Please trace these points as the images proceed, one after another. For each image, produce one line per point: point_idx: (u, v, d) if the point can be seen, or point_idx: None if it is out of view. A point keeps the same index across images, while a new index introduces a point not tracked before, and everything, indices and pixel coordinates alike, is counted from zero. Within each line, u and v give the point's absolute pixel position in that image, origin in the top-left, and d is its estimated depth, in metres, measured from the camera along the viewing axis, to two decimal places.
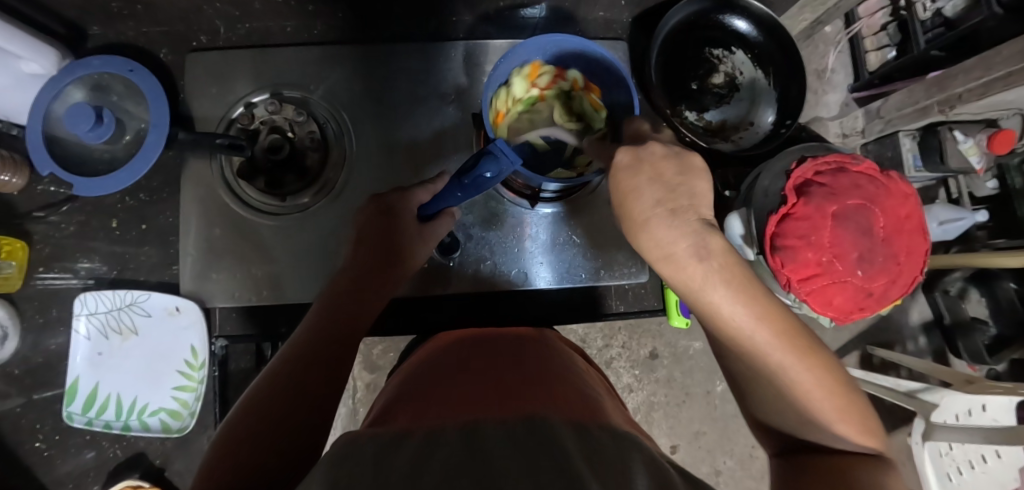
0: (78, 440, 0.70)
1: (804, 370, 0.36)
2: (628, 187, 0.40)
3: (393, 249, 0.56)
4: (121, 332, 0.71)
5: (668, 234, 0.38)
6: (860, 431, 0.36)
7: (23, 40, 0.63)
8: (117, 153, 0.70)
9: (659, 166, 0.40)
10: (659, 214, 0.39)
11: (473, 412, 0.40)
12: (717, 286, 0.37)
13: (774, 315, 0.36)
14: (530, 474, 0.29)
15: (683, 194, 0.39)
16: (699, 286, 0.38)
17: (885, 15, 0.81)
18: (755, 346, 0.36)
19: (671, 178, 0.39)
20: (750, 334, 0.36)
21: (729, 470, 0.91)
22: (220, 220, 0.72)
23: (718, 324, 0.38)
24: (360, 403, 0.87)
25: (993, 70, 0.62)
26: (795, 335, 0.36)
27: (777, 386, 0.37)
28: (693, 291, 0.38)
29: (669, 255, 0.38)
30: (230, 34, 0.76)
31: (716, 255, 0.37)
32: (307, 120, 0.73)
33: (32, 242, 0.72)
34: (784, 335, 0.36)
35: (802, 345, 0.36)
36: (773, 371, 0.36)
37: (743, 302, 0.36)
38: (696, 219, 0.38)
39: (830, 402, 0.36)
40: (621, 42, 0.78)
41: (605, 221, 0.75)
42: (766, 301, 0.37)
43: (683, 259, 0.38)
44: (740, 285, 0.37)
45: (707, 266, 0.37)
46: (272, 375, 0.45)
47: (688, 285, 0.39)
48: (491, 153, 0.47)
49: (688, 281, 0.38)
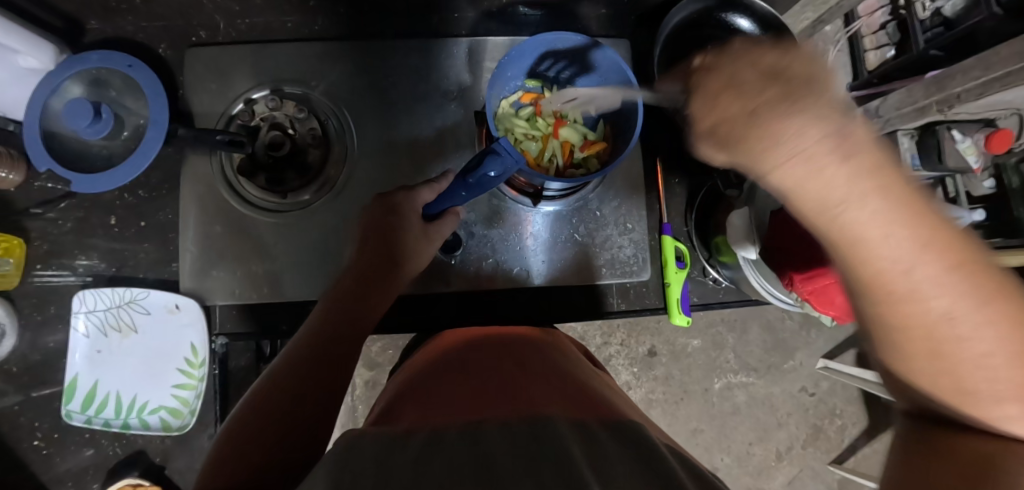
0: (78, 438, 0.70)
1: (974, 320, 0.28)
2: (728, 76, 0.30)
3: (396, 248, 0.55)
4: (121, 329, 0.70)
5: (794, 126, 0.27)
6: None
7: (19, 34, 0.62)
8: (116, 149, 0.69)
9: (753, 56, 0.30)
10: (770, 107, 0.27)
11: (476, 413, 0.40)
12: (870, 202, 0.27)
13: (939, 238, 0.27)
14: (532, 475, 0.29)
15: (797, 78, 0.28)
16: (839, 203, 0.27)
17: (884, 14, 0.81)
18: (901, 286, 0.28)
19: (768, 63, 0.29)
20: (899, 273, 0.27)
21: (727, 466, 0.92)
22: (221, 217, 0.71)
23: (857, 256, 0.28)
24: (359, 400, 0.87)
25: (991, 70, 0.62)
26: (976, 272, 0.27)
27: (932, 347, 0.29)
28: (824, 210, 0.28)
29: (796, 154, 0.27)
30: (229, 30, 0.75)
31: (864, 153, 0.27)
32: (308, 116, 0.72)
33: (30, 239, 0.72)
34: (956, 275, 0.27)
35: (979, 285, 0.27)
36: (929, 323, 0.28)
37: (904, 227, 0.27)
38: (833, 100, 0.27)
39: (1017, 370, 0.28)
40: (623, 40, 0.77)
41: (608, 218, 0.75)
42: (931, 220, 0.27)
43: (823, 167, 0.27)
44: (904, 205, 0.27)
45: (848, 173, 0.26)
46: (279, 372, 0.45)
47: (825, 206, 0.28)
48: (494, 151, 0.47)
49: (823, 198, 0.27)
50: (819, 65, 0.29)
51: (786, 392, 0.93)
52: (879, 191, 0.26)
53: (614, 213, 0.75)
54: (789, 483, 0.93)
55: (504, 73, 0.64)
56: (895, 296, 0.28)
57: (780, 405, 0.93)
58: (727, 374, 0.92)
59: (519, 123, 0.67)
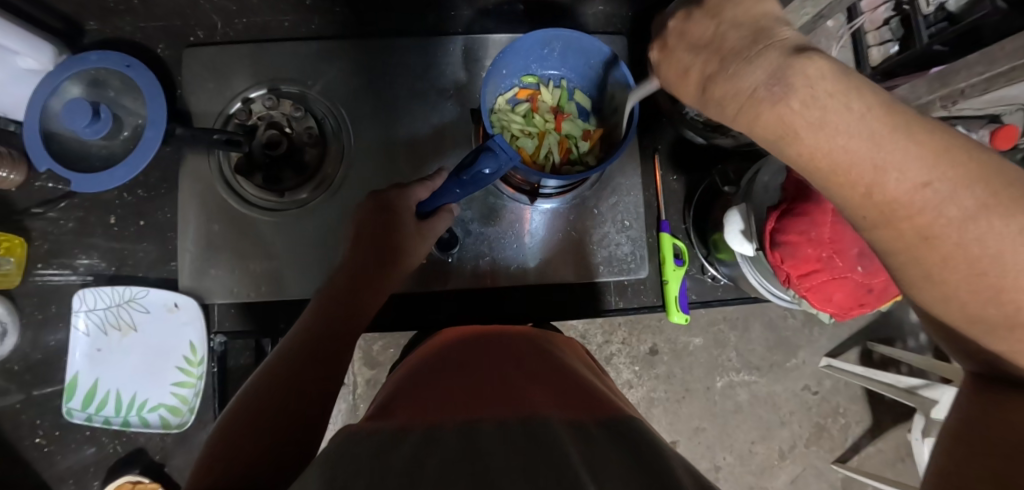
0: (79, 436, 0.70)
1: (959, 214, 0.27)
2: (694, 63, 0.36)
3: (392, 246, 0.56)
4: (120, 328, 0.71)
5: (733, 74, 0.32)
6: None
7: (18, 35, 0.63)
8: (115, 149, 0.70)
9: (693, 35, 0.36)
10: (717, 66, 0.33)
11: (471, 412, 0.40)
12: (840, 122, 0.28)
13: (906, 139, 0.27)
14: (527, 475, 0.29)
15: (752, 40, 0.32)
16: (792, 132, 0.30)
17: (888, 10, 0.81)
18: (877, 197, 0.28)
19: (705, 35, 0.35)
20: (871, 182, 0.28)
21: (728, 465, 0.91)
22: (219, 216, 0.72)
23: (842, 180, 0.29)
24: (360, 399, 0.87)
25: (994, 65, 0.61)
26: (953, 165, 0.27)
27: (928, 257, 0.28)
28: (784, 138, 0.30)
29: (755, 100, 0.30)
30: (227, 29, 0.75)
31: (805, 77, 0.29)
32: (305, 115, 0.72)
33: (31, 239, 0.72)
34: (927, 175, 0.27)
35: (956, 178, 0.27)
36: (913, 232, 0.28)
37: (860, 137, 0.28)
38: (784, 46, 0.31)
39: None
40: (621, 37, 0.77)
41: (605, 215, 0.75)
42: (892, 123, 0.27)
43: (760, 103, 0.30)
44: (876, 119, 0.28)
45: (791, 100, 0.29)
46: (274, 368, 0.46)
47: (782, 136, 0.30)
48: (489, 149, 0.47)
49: (778, 128, 0.30)
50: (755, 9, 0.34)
51: (788, 390, 0.92)
52: (825, 112, 0.28)
53: (612, 210, 0.75)
54: (791, 482, 0.92)
55: (507, 68, 0.66)
56: (872, 207, 0.29)
57: (782, 403, 0.92)
58: (728, 372, 0.92)
59: (517, 120, 0.67)
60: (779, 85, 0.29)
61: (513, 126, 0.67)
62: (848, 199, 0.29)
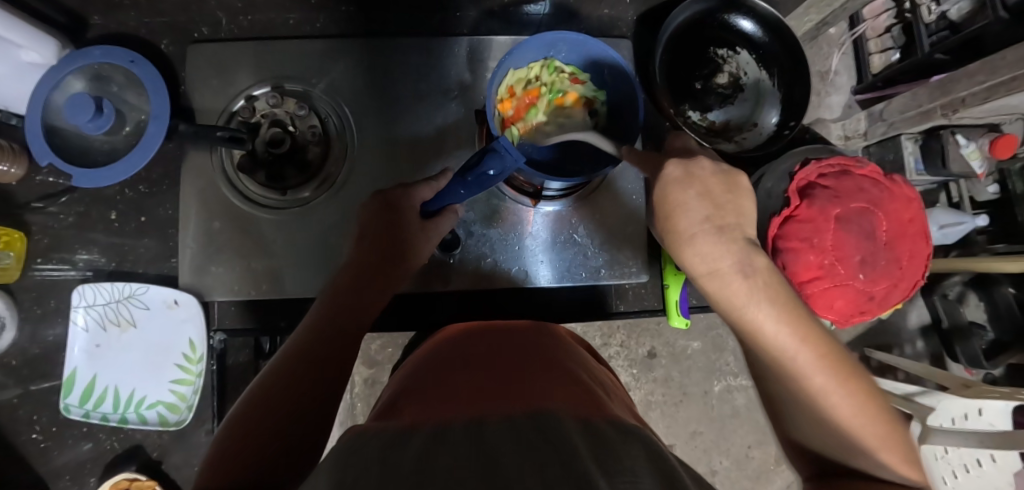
0: (76, 432, 0.70)
1: (847, 398, 0.37)
2: (677, 201, 0.41)
3: (394, 245, 0.55)
4: (120, 324, 0.71)
5: (707, 245, 0.40)
6: (900, 460, 0.37)
7: (23, 29, 0.63)
8: (118, 144, 0.69)
9: (705, 180, 0.42)
10: (707, 230, 0.40)
11: (477, 410, 0.40)
12: (763, 303, 0.39)
13: (811, 335, 0.38)
14: (539, 469, 0.29)
15: (730, 213, 0.41)
16: (742, 303, 0.39)
17: (890, 17, 0.81)
18: (797, 366, 0.38)
19: (718, 194, 0.42)
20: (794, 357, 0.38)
21: (726, 470, 0.92)
22: (221, 213, 0.71)
23: (762, 346, 0.39)
24: (358, 398, 0.87)
25: (996, 74, 0.62)
26: (836, 360, 0.38)
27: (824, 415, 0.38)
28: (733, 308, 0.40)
29: (714, 271, 0.40)
30: (232, 26, 0.75)
31: (760, 268, 0.40)
32: (309, 113, 0.72)
33: (31, 233, 0.72)
34: (826, 364, 0.37)
35: (844, 371, 0.38)
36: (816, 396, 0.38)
37: (784, 325, 0.38)
38: (741, 236, 0.41)
39: (872, 428, 0.37)
40: (625, 40, 0.77)
41: (608, 217, 0.75)
42: (802, 317, 0.39)
43: (730, 276, 0.40)
44: (783, 304, 0.39)
45: (753, 282, 0.39)
46: (280, 367, 0.46)
47: (732, 302, 0.40)
48: (493, 150, 0.46)
49: (731, 296, 0.40)
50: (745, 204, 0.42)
51: None
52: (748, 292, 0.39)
53: (615, 212, 0.75)
54: (787, 486, 0.92)
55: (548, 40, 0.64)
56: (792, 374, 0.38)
57: None
58: (727, 376, 0.92)
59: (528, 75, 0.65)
60: (749, 270, 0.39)
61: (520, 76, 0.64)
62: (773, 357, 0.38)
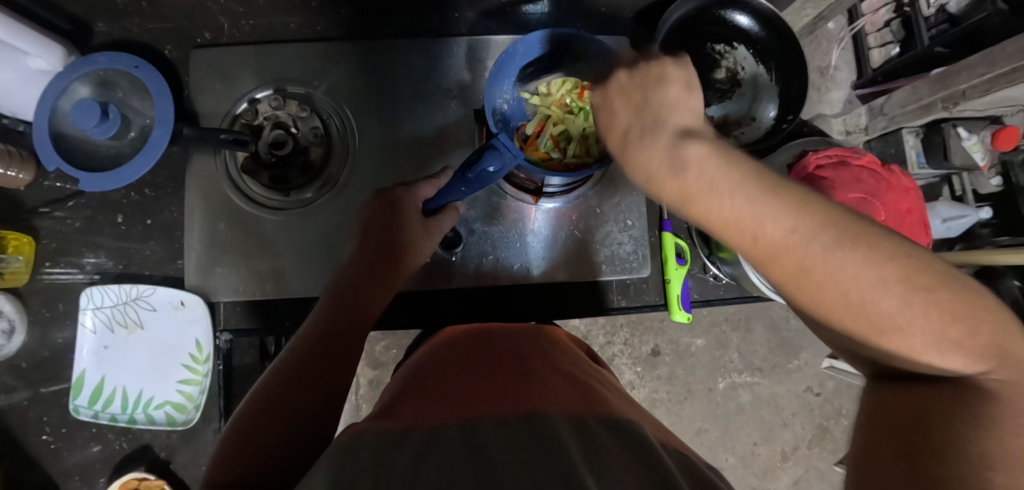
0: (85, 433, 0.71)
1: (858, 270, 0.30)
2: (608, 122, 0.40)
3: (398, 246, 0.56)
4: (127, 326, 0.72)
5: (644, 145, 0.36)
6: (955, 335, 0.30)
7: (28, 36, 0.64)
8: (123, 149, 0.70)
9: (625, 96, 0.40)
10: (636, 137, 0.37)
11: (473, 411, 0.40)
12: (719, 190, 0.33)
13: (796, 206, 0.32)
14: (529, 472, 0.30)
15: (652, 110, 0.37)
16: (693, 194, 0.34)
17: (888, 11, 0.80)
18: (781, 249, 0.32)
19: (638, 102, 0.39)
20: (768, 239, 0.32)
21: (731, 466, 0.91)
22: (224, 215, 0.72)
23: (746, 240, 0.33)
24: (363, 399, 0.88)
25: (996, 66, 0.62)
26: (845, 228, 0.31)
27: (833, 301, 0.31)
28: (688, 205, 0.35)
29: (652, 176, 0.36)
30: (234, 31, 0.76)
31: (706, 155, 0.34)
32: (311, 115, 0.73)
33: (39, 238, 0.73)
34: (821, 235, 0.31)
35: (852, 234, 0.31)
36: (811, 280, 0.31)
37: (754, 201, 0.32)
38: (671, 129, 0.36)
39: (918, 308, 0.30)
40: (624, 37, 0.78)
41: (608, 213, 0.75)
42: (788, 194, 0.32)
43: (664, 176, 0.35)
44: (747, 182, 0.32)
45: (689, 174, 0.34)
46: (288, 360, 0.47)
47: (693, 202, 0.34)
48: (492, 147, 0.47)
49: (669, 197, 0.36)
50: (666, 94, 0.38)
51: (791, 391, 0.92)
52: (695, 186, 0.34)
53: (615, 208, 0.75)
54: (793, 482, 0.92)
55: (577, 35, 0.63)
56: (771, 259, 0.32)
57: (784, 405, 0.92)
58: (730, 373, 0.92)
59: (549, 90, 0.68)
60: (676, 162, 0.34)
61: (535, 98, 0.68)
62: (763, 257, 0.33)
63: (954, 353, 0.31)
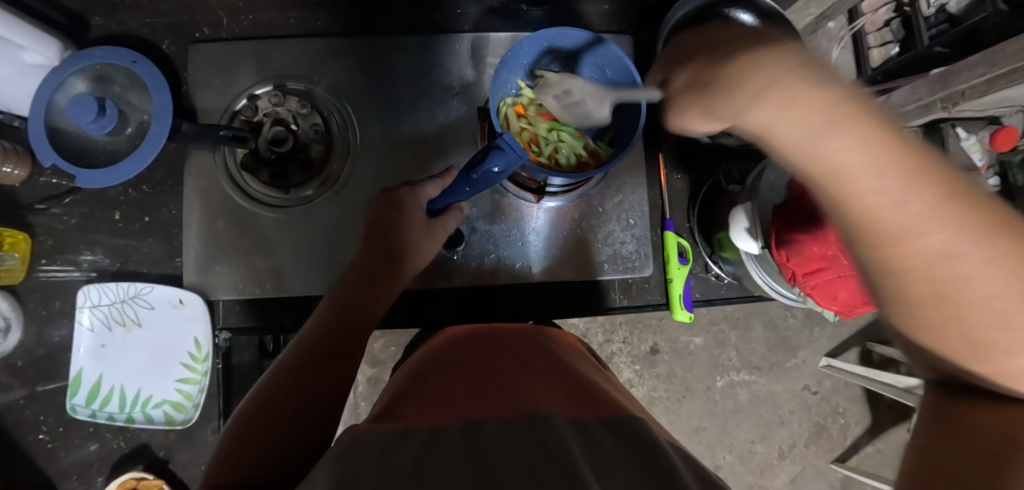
0: (82, 432, 0.70)
1: (970, 257, 0.26)
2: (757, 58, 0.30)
3: (400, 246, 0.55)
4: (125, 324, 0.71)
5: (779, 74, 0.28)
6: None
7: (23, 30, 0.63)
8: (120, 145, 0.70)
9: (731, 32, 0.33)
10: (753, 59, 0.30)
11: (476, 412, 0.40)
12: (868, 131, 0.26)
13: (924, 170, 0.26)
14: (532, 474, 0.29)
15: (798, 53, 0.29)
16: (810, 133, 0.27)
17: (889, 11, 0.80)
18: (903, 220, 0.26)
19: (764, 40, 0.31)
20: (890, 193, 0.26)
21: (729, 464, 0.92)
22: (223, 212, 0.72)
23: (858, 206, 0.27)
24: (361, 397, 0.87)
25: (996, 67, 0.61)
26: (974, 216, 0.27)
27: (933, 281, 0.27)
28: (800, 144, 0.27)
29: (808, 112, 0.27)
30: (233, 26, 0.75)
31: (836, 85, 0.27)
32: (311, 112, 0.72)
33: (35, 235, 0.72)
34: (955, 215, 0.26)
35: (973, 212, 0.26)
36: (916, 261, 0.27)
37: (879, 154, 0.25)
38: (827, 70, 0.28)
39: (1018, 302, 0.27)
40: (626, 35, 0.77)
41: (610, 212, 0.75)
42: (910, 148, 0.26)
43: (800, 99, 0.27)
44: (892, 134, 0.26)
45: (852, 111, 0.26)
46: (289, 359, 0.46)
47: (834, 145, 0.27)
48: (498, 147, 0.47)
49: (797, 128, 0.27)
50: (780, 32, 0.31)
51: (790, 390, 0.93)
52: (850, 126, 0.26)
53: (616, 208, 0.75)
54: (791, 480, 0.92)
55: (601, 48, 0.65)
56: (880, 234, 0.27)
57: (782, 403, 0.92)
58: (729, 372, 0.92)
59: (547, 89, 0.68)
60: (811, 86, 0.27)
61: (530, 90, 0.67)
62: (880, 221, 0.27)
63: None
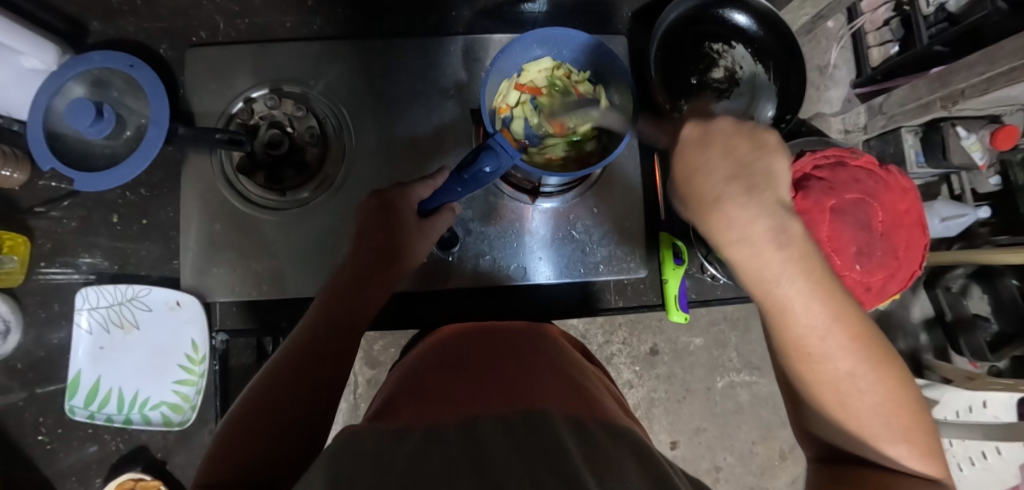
0: (81, 433, 0.71)
1: (873, 381, 0.36)
2: (699, 163, 0.37)
3: (394, 247, 0.56)
4: (123, 326, 0.71)
5: (732, 206, 0.35)
6: (917, 452, 0.36)
7: (22, 35, 0.64)
8: (118, 148, 0.70)
9: (732, 145, 0.36)
10: (735, 192, 0.35)
11: (472, 410, 0.40)
12: (794, 279, 0.35)
13: (856, 323, 0.36)
14: (530, 472, 0.29)
15: (758, 172, 0.35)
16: (774, 277, 0.35)
17: (888, 10, 0.80)
18: (809, 346, 0.36)
19: (743, 155, 0.36)
20: (798, 316, 0.35)
21: (729, 466, 0.91)
22: (220, 214, 0.72)
23: (785, 322, 0.36)
24: (361, 398, 0.88)
25: (995, 65, 0.62)
26: (869, 342, 0.36)
27: (841, 400, 0.37)
28: (764, 283, 0.36)
29: (746, 238, 0.35)
30: (229, 30, 0.76)
31: (800, 244, 0.35)
32: (306, 114, 0.73)
33: (34, 238, 0.72)
34: (859, 341, 0.36)
35: (875, 355, 0.36)
36: (835, 378, 0.36)
37: (819, 300, 0.35)
38: (773, 197, 0.35)
39: (893, 418, 0.36)
40: (620, 36, 0.77)
41: (606, 212, 0.75)
42: (843, 301, 0.36)
43: (768, 250, 0.35)
44: (821, 280, 0.35)
45: (787, 252, 0.35)
46: (281, 360, 0.46)
47: (761, 274, 0.36)
48: (490, 148, 0.47)
49: (761, 269, 0.35)
50: (775, 160, 0.36)
51: None
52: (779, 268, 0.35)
53: (612, 208, 0.75)
54: (791, 482, 0.92)
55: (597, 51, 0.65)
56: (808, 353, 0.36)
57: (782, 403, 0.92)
58: (728, 372, 0.92)
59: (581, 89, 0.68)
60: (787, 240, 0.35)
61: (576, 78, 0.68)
62: (799, 343, 0.36)
63: (919, 461, 0.36)
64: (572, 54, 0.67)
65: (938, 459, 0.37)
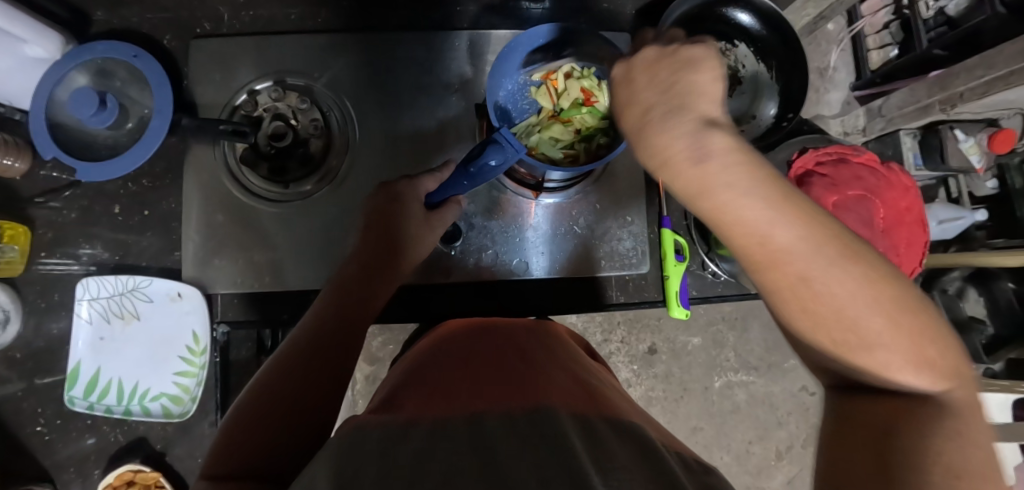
0: (79, 424, 0.71)
1: (840, 281, 0.30)
2: (629, 98, 0.38)
3: (399, 239, 0.56)
4: (124, 317, 0.71)
5: (663, 127, 0.35)
6: (924, 370, 0.31)
7: (26, 23, 0.63)
8: (120, 139, 0.70)
9: (656, 71, 0.38)
10: (656, 117, 0.35)
11: (477, 405, 0.40)
12: (722, 189, 0.32)
13: (805, 220, 0.31)
14: (536, 467, 0.29)
15: (681, 90, 0.36)
16: (702, 191, 0.33)
17: (888, 13, 0.80)
18: (766, 251, 0.32)
19: (664, 79, 0.37)
20: (741, 221, 0.32)
21: (726, 465, 0.92)
22: (222, 207, 0.72)
23: (731, 232, 0.33)
24: (359, 395, 0.88)
25: (993, 69, 0.62)
26: (833, 238, 0.31)
27: (811, 309, 0.31)
28: (697, 197, 0.34)
29: (667, 161, 0.35)
30: (234, 22, 0.76)
31: (720, 152, 0.33)
32: (311, 107, 0.73)
33: (35, 228, 0.72)
34: (814, 241, 0.31)
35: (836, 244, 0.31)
36: (798, 287, 0.31)
37: (757, 204, 0.32)
38: (697, 113, 0.34)
39: (886, 322, 0.30)
40: (625, 34, 0.78)
41: (608, 209, 0.75)
42: (795, 203, 0.32)
43: (683, 164, 0.34)
44: (758, 184, 0.32)
45: (707, 163, 0.33)
46: (288, 350, 0.46)
47: (692, 192, 0.34)
48: (495, 142, 0.47)
49: (690, 186, 0.34)
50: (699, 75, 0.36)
51: (786, 391, 0.93)
52: (703, 175, 0.33)
53: (614, 205, 0.75)
54: (787, 482, 0.92)
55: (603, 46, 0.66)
56: (766, 261, 0.32)
57: (780, 404, 0.93)
58: (726, 372, 0.92)
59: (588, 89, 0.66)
60: (704, 151, 0.33)
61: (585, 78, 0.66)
62: (749, 255, 0.33)
63: (916, 375, 0.30)
64: (577, 50, 0.68)
65: (948, 376, 0.31)
